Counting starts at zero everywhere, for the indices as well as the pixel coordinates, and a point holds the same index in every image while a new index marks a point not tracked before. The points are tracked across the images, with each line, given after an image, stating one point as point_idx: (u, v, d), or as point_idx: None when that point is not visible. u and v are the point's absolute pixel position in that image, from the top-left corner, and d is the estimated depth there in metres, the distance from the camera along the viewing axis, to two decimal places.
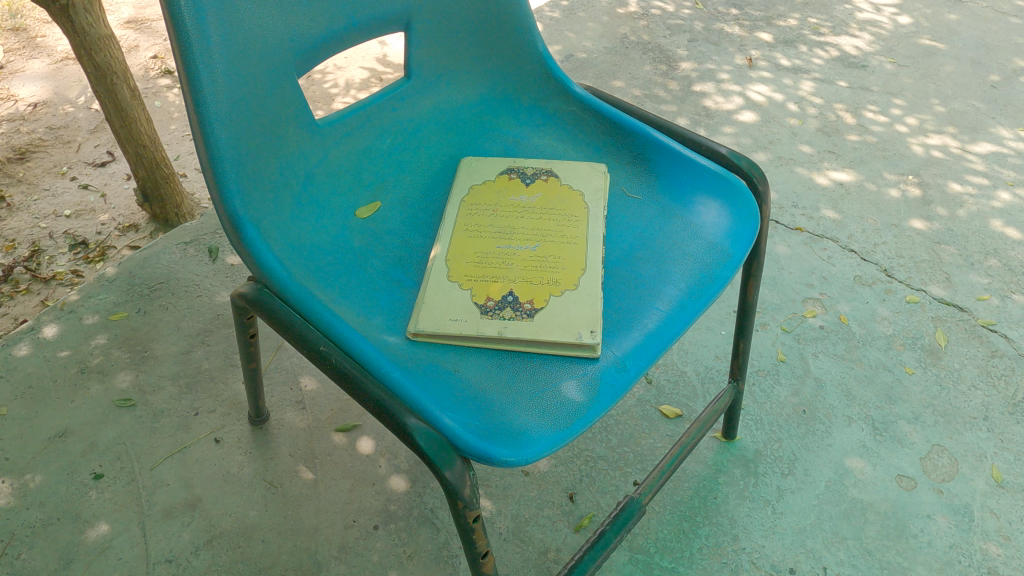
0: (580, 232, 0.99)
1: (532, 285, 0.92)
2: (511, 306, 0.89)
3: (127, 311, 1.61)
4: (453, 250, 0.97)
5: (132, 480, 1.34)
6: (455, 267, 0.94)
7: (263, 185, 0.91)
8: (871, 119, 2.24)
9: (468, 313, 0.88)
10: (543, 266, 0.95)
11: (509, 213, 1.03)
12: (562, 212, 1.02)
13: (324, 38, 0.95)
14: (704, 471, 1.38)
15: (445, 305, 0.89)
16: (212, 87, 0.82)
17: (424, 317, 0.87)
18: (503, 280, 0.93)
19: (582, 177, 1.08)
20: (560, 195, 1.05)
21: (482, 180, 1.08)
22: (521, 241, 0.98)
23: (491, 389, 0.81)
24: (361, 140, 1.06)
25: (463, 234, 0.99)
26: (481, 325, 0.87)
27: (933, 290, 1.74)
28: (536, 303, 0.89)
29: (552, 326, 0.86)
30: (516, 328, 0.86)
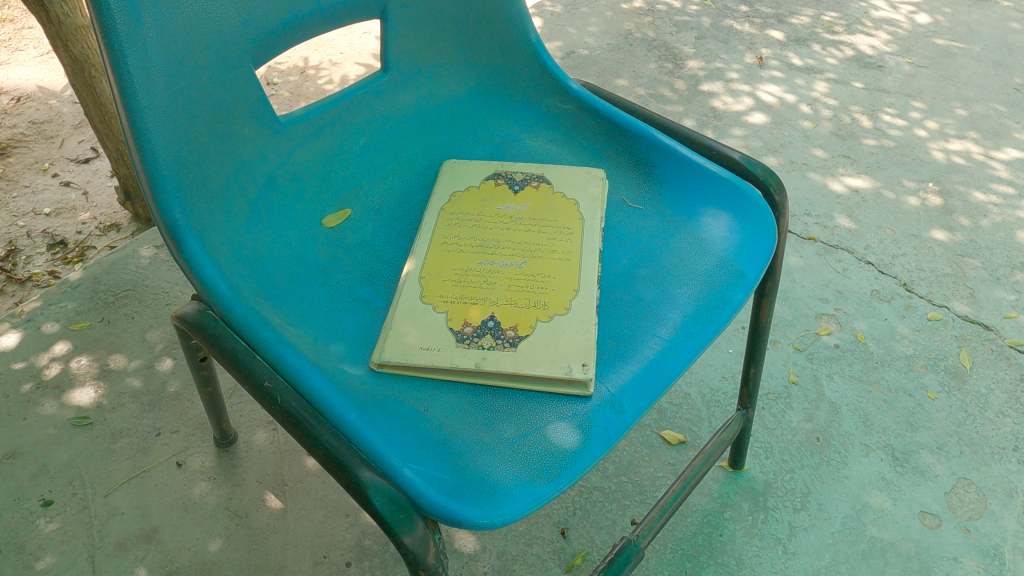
0: (573, 246, 0.88)
1: (516, 309, 0.80)
2: (491, 334, 0.78)
3: (89, 320, 1.50)
4: (428, 265, 0.85)
5: (84, 508, 1.22)
6: (430, 286, 0.83)
7: (211, 190, 0.79)
8: (888, 122, 2.12)
9: (442, 340, 0.77)
10: (529, 286, 0.83)
11: (493, 225, 0.91)
12: (553, 224, 0.91)
13: (285, 25, 0.83)
14: (709, 505, 1.27)
15: (415, 331, 0.77)
16: (143, 78, 0.70)
17: (391, 344, 0.76)
18: (484, 302, 0.81)
19: (578, 183, 0.96)
20: (552, 204, 0.94)
21: (465, 186, 0.96)
22: (505, 257, 0.87)
23: (465, 433, 0.70)
24: (330, 140, 0.94)
25: (440, 246, 0.88)
26: (456, 355, 0.75)
27: (956, 306, 1.62)
28: (520, 330, 0.78)
29: (537, 357, 0.75)
30: (495, 359, 0.75)
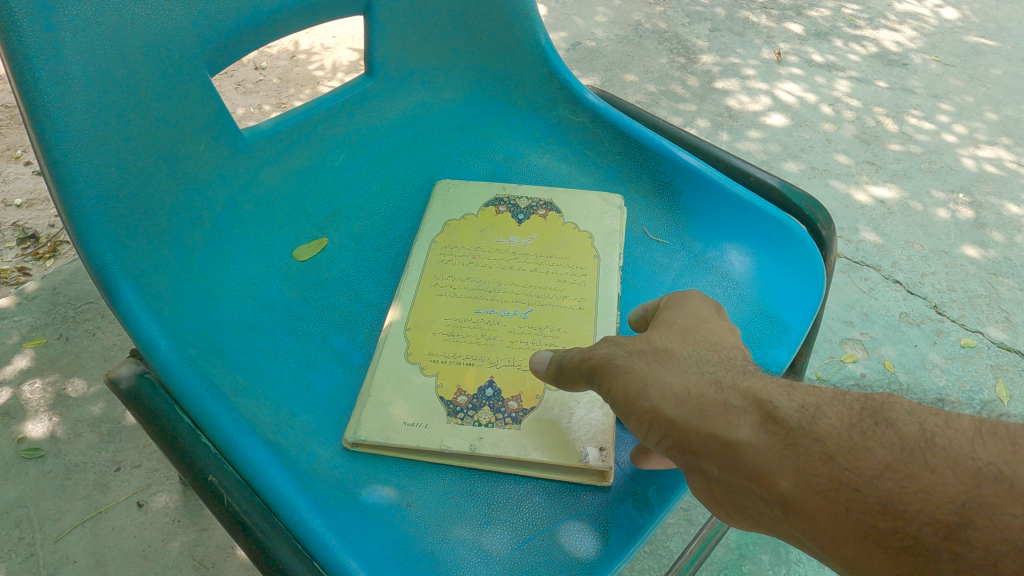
0: (586, 293, 0.76)
1: (518, 375, 0.69)
2: (489, 406, 0.66)
3: (45, 337, 1.37)
4: (415, 314, 0.73)
5: (30, 555, 1.10)
6: (418, 342, 0.71)
7: (155, 225, 0.65)
8: (915, 126, 1.99)
9: (431, 415, 0.65)
10: (533, 343, 0.71)
11: (494, 262, 0.79)
12: (564, 262, 0.79)
13: (246, 22, 0.70)
14: (726, 558, 1.15)
15: (400, 402, 0.66)
16: (60, 92, 0.55)
17: (369, 418, 0.64)
18: (480, 363, 0.70)
19: (591, 213, 0.83)
20: (562, 237, 0.81)
21: (460, 213, 0.83)
22: (508, 304, 0.75)
23: (455, 540, 0.59)
24: (302, 158, 0.81)
25: (429, 289, 0.76)
26: (447, 435, 0.64)
27: (990, 332, 1.50)
28: (524, 402, 0.66)
29: (543, 440, 0.63)
30: (495, 441, 0.63)
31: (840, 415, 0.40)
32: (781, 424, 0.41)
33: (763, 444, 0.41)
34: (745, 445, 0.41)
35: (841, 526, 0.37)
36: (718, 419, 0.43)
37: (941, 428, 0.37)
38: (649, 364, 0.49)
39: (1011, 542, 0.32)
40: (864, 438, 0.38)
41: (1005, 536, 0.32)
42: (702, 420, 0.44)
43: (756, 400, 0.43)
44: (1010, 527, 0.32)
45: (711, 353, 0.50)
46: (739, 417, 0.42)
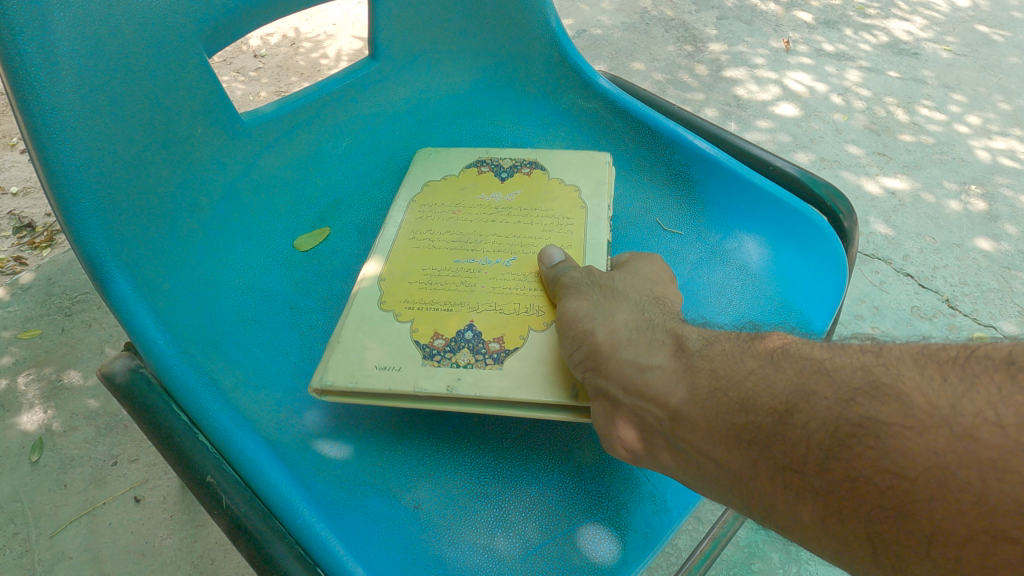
0: (574, 239, 0.72)
1: (501, 318, 0.65)
2: (469, 348, 0.62)
3: (41, 328, 1.34)
4: (393, 265, 0.70)
5: (26, 551, 1.08)
6: (391, 292, 0.68)
7: (151, 211, 0.62)
8: (926, 117, 1.95)
9: (406, 357, 0.61)
10: (517, 286, 0.68)
11: (475, 217, 0.76)
12: (551, 213, 0.76)
13: (244, 1, 0.68)
14: (735, 556, 1.13)
15: (374, 344, 0.62)
16: (46, 70, 0.52)
17: (339, 361, 0.60)
18: (460, 308, 0.66)
19: (582, 167, 0.81)
20: (546, 192, 0.79)
21: (440, 174, 0.82)
22: (489, 253, 0.71)
23: (467, 539, 0.57)
24: (303, 144, 0.79)
25: (408, 244, 0.73)
26: (422, 376, 0.60)
27: (1004, 326, 1.47)
28: (507, 344, 0.62)
29: (528, 375, 0.59)
30: (475, 381, 0.59)
31: (731, 345, 0.48)
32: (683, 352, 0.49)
33: (667, 366, 0.49)
34: (653, 367, 0.50)
35: (709, 423, 0.45)
36: (638, 349, 0.52)
37: (802, 347, 0.46)
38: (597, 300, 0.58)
39: (819, 419, 0.40)
40: (741, 357, 0.47)
41: (819, 415, 0.40)
42: (625, 346, 0.52)
43: (672, 336, 0.51)
44: (822, 406, 0.40)
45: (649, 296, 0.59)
46: (649, 347, 0.51)
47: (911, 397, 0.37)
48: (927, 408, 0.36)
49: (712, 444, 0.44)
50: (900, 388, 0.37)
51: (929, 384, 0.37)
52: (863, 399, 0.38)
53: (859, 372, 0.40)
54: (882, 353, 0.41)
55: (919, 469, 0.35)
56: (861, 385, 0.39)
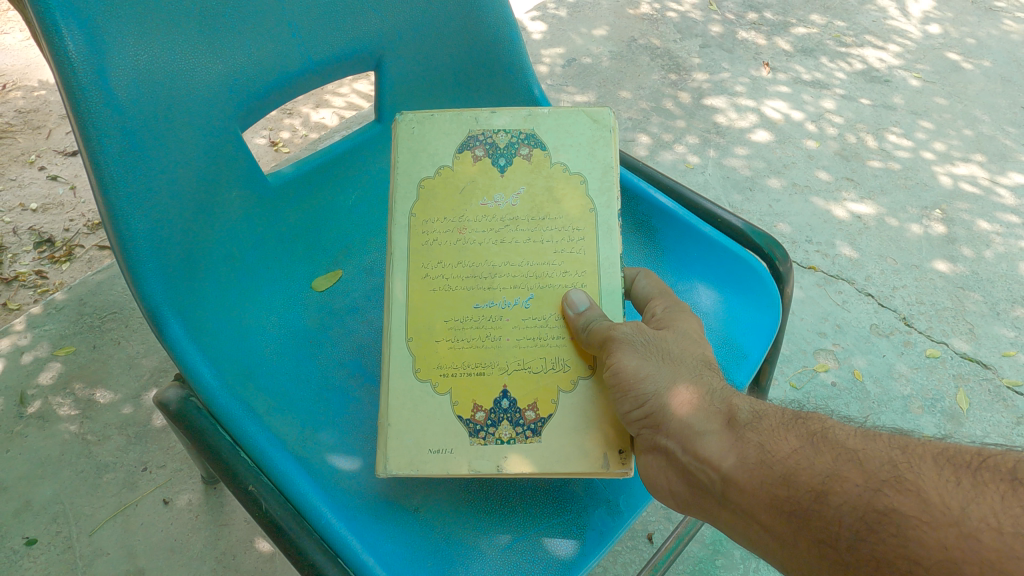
0: (587, 259, 0.79)
1: (532, 379, 0.75)
2: (508, 420, 0.74)
3: (75, 345, 1.47)
4: (413, 317, 0.77)
5: (68, 548, 1.21)
6: (421, 358, 0.76)
7: (196, 265, 0.76)
8: (894, 143, 2.08)
9: (454, 439, 0.73)
10: (539, 330, 0.77)
11: (483, 234, 0.81)
12: (557, 222, 0.81)
13: (274, 85, 0.82)
14: (700, 552, 1.26)
15: (419, 428, 0.73)
16: (121, 164, 0.68)
17: (395, 453, 0.71)
18: (490, 369, 0.76)
19: (583, 148, 0.83)
20: (547, 184, 0.82)
21: (434, 167, 0.82)
22: (507, 293, 0.79)
23: (459, 538, 0.71)
24: (320, 199, 0.92)
25: (420, 286, 0.78)
26: (473, 458, 0.72)
27: (955, 343, 1.61)
28: (540, 411, 0.74)
29: (565, 447, 0.73)
30: (519, 459, 0.72)
31: (776, 420, 0.61)
32: (734, 424, 0.61)
33: (720, 435, 0.61)
34: (708, 434, 0.61)
35: (754, 488, 0.57)
36: (697, 417, 0.63)
37: (836, 432, 0.57)
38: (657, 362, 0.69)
39: (849, 501, 0.52)
40: (788, 433, 0.59)
41: (848, 499, 0.52)
42: (685, 414, 0.64)
43: (728, 410, 0.63)
44: (852, 491, 0.52)
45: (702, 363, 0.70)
46: (707, 415, 0.63)
47: (927, 495, 0.49)
48: (943, 509, 0.47)
49: (757, 509, 0.56)
50: (918, 487, 0.49)
51: (944, 487, 0.49)
52: (888, 491, 0.50)
53: (887, 466, 0.52)
54: (905, 448, 0.53)
55: (932, 559, 0.46)
56: (887, 478, 0.51)
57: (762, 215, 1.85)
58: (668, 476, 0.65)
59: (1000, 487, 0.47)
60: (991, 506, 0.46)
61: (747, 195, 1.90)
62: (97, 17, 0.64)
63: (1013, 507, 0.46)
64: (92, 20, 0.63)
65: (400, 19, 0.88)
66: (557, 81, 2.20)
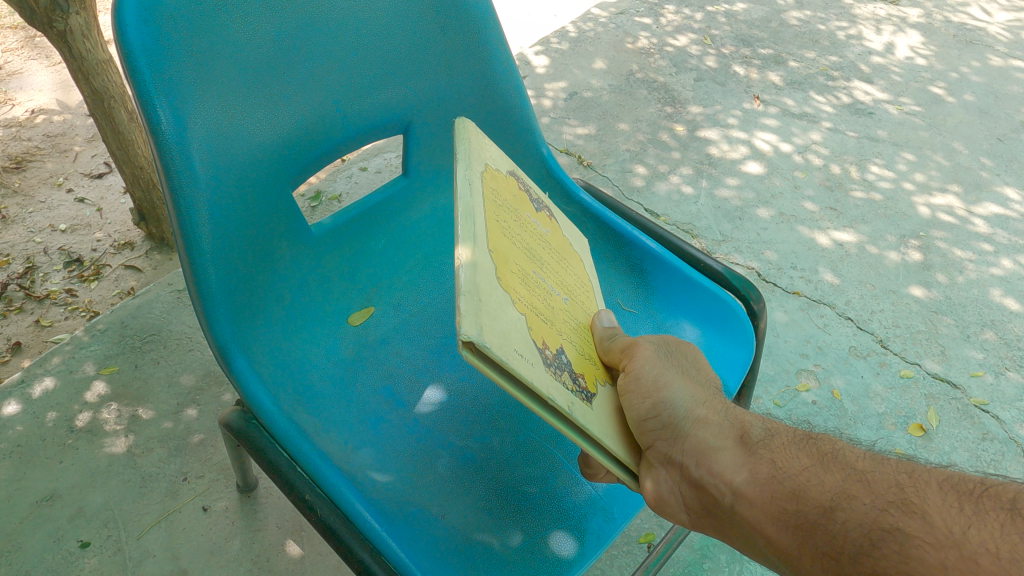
0: (592, 304, 0.91)
1: (576, 353, 0.76)
2: (568, 373, 0.70)
3: (119, 365, 1.61)
4: (493, 238, 0.74)
5: (118, 550, 1.33)
6: (499, 269, 0.71)
7: (252, 308, 0.91)
8: (876, 174, 2.22)
9: (532, 356, 0.65)
10: (574, 327, 0.81)
11: (530, 231, 0.87)
12: (574, 264, 0.93)
13: (321, 151, 0.96)
14: (689, 556, 1.39)
15: (506, 324, 0.64)
16: (201, 227, 0.82)
17: (490, 330, 0.60)
18: (551, 324, 0.74)
19: (580, 241, 1.02)
20: (565, 241, 0.96)
21: (494, 164, 0.89)
22: (552, 283, 0.83)
23: (479, 540, 0.84)
24: (356, 245, 1.06)
25: (495, 223, 0.77)
26: (551, 385, 0.64)
27: (927, 364, 1.74)
28: (588, 384, 0.73)
29: (605, 424, 0.70)
30: (584, 411, 0.67)
31: (787, 440, 0.68)
32: (747, 442, 0.69)
33: (734, 451, 0.68)
34: (723, 450, 0.69)
35: (765, 501, 0.64)
36: (713, 434, 0.70)
37: (846, 455, 0.65)
38: (678, 378, 0.76)
39: (856, 518, 0.58)
40: (798, 452, 0.66)
41: (853, 517, 0.58)
42: (701, 429, 0.71)
43: (742, 429, 0.71)
44: (859, 509, 0.59)
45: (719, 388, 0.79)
46: (721, 432, 0.71)
47: (930, 517, 0.54)
48: (943, 531, 0.53)
49: (765, 520, 0.63)
50: (923, 509, 0.55)
51: (948, 511, 0.54)
52: (895, 511, 0.56)
53: (894, 489, 0.58)
54: (910, 474, 0.60)
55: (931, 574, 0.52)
56: (894, 499, 0.57)
57: (751, 243, 1.99)
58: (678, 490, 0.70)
59: (1001, 515, 0.52)
60: (992, 532, 0.51)
61: (737, 224, 2.04)
62: (189, 113, 0.78)
63: (1010, 533, 0.51)
64: (185, 116, 0.78)
65: (432, 75, 1.02)
66: (559, 114, 2.35)
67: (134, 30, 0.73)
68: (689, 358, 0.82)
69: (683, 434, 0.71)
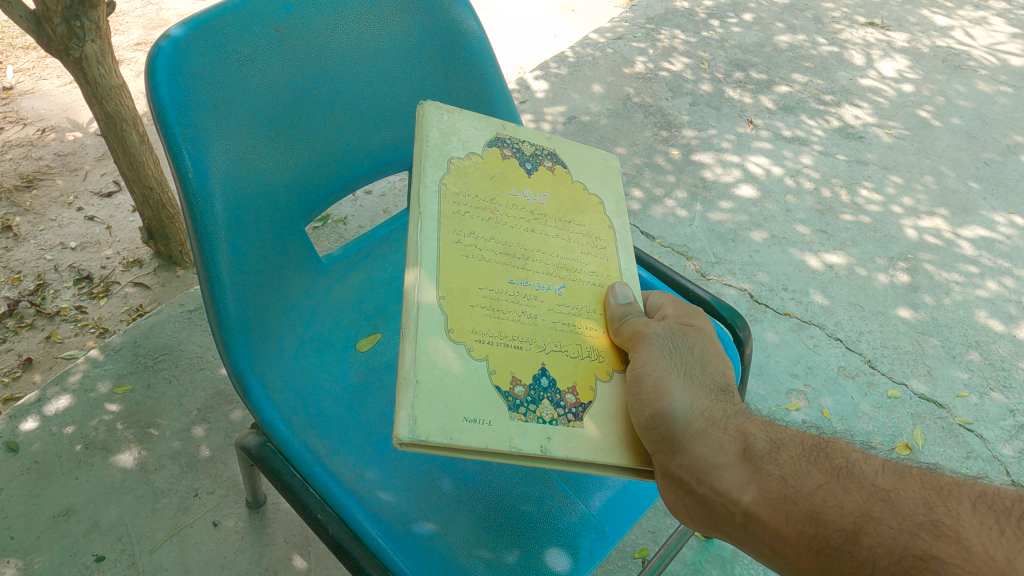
0: (611, 267, 0.90)
1: (566, 361, 0.79)
2: (548, 400, 0.76)
3: (132, 384, 1.67)
4: (445, 272, 0.78)
5: (132, 563, 1.38)
6: (454, 318, 0.76)
7: (268, 338, 0.97)
8: (865, 197, 2.29)
9: (491, 412, 0.71)
10: (572, 321, 0.82)
11: (515, 217, 0.88)
12: (583, 227, 0.91)
13: (331, 191, 1.03)
14: (683, 571, 1.44)
15: (453, 394, 0.70)
16: (222, 265, 0.87)
17: (426, 420, 0.67)
18: (529, 344, 0.78)
19: (600, 176, 0.98)
20: (573, 195, 0.93)
21: (462, 152, 0.89)
22: (541, 278, 0.84)
23: (478, 557, 0.88)
24: (362, 274, 1.16)
25: (452, 246, 0.80)
26: (516, 436, 0.70)
27: (914, 384, 1.79)
28: (581, 397, 0.77)
29: (605, 434, 0.75)
30: (564, 442, 0.72)
31: (793, 451, 0.66)
32: (749, 454, 0.66)
33: (738, 464, 0.66)
34: (727, 464, 0.67)
35: (779, 523, 0.62)
36: (715, 446, 0.69)
37: (861, 466, 0.62)
38: (676, 379, 0.75)
39: (882, 544, 0.56)
40: (808, 465, 0.64)
41: (880, 542, 0.56)
42: (703, 442, 0.69)
43: (745, 438, 0.68)
44: (886, 533, 0.56)
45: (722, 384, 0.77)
46: (723, 443, 0.68)
47: (968, 543, 0.52)
48: (984, 559, 0.51)
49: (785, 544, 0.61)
50: (958, 533, 0.53)
51: (987, 535, 0.52)
52: (926, 536, 0.54)
53: (921, 509, 0.56)
54: (939, 489, 0.57)
55: None
56: (924, 522, 0.55)
57: (743, 265, 2.05)
58: (684, 505, 0.70)
59: None
60: None
61: (730, 246, 2.10)
62: (214, 158, 0.84)
63: None
64: (208, 162, 0.83)
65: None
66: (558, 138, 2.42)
67: (165, 87, 0.79)
68: (689, 347, 0.80)
69: (682, 449, 0.70)
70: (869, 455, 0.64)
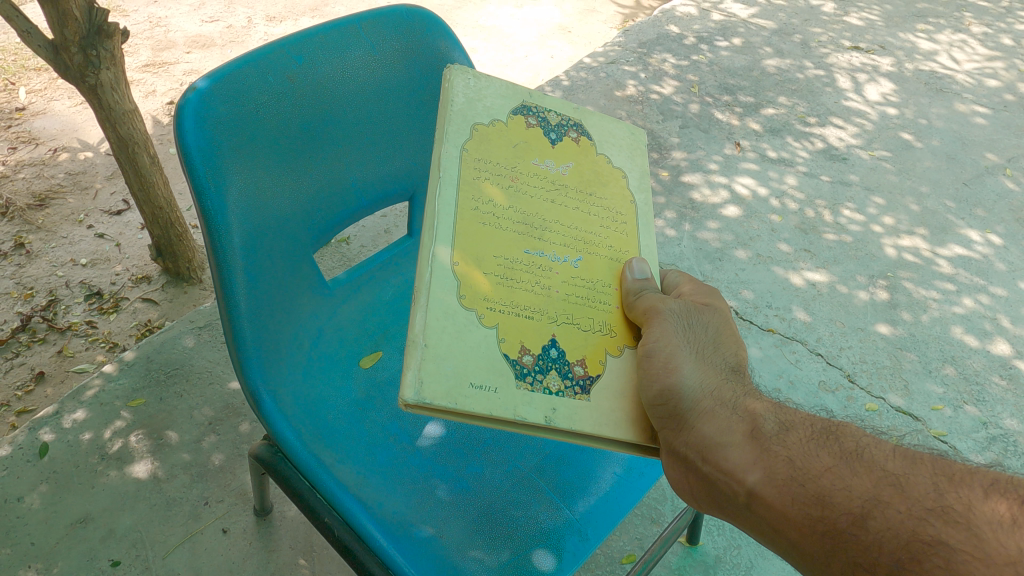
0: (630, 242, 0.96)
1: (576, 334, 0.88)
2: (556, 371, 0.85)
3: (145, 398, 1.76)
4: (462, 238, 0.86)
5: (146, 568, 1.46)
6: (468, 285, 0.84)
7: (280, 356, 1.06)
8: (847, 218, 2.38)
9: (498, 379, 0.81)
10: (584, 297, 0.90)
11: (536, 187, 0.94)
12: (602, 200, 0.97)
13: (339, 219, 1.12)
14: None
15: (459, 361, 0.80)
16: (239, 289, 0.96)
17: (431, 384, 0.77)
18: (540, 317, 0.87)
19: (625, 150, 1.03)
20: (591, 168, 0.98)
21: (488, 119, 0.94)
22: (557, 250, 0.91)
23: (471, 555, 0.97)
24: (366, 294, 1.24)
25: (473, 216, 0.88)
26: (520, 405, 0.80)
27: (891, 398, 1.87)
28: (588, 368, 0.86)
29: (612, 409, 0.84)
30: (568, 414, 0.82)
31: (802, 437, 0.72)
32: (758, 437, 0.73)
33: (747, 447, 0.73)
34: (736, 446, 0.73)
35: (785, 503, 0.68)
36: (725, 428, 0.75)
37: (872, 454, 0.67)
38: (689, 361, 0.83)
39: (889, 528, 0.60)
40: (818, 450, 0.69)
41: (886, 524, 0.61)
42: (713, 423, 0.76)
43: (756, 424, 0.75)
44: (893, 517, 0.61)
45: (735, 374, 0.84)
46: (732, 426, 0.75)
47: (974, 529, 0.56)
48: (987, 545, 0.55)
49: (788, 522, 0.67)
50: (966, 520, 0.57)
51: (993, 522, 0.56)
52: (934, 521, 0.59)
53: (931, 494, 0.61)
54: (949, 477, 0.62)
55: None
56: (933, 508, 0.59)
57: (729, 282, 2.14)
58: (688, 479, 0.77)
59: None
60: None
61: (717, 265, 2.19)
62: (233, 197, 0.93)
63: None
64: (228, 200, 0.92)
65: (419, 158, 1.21)
66: None
67: (192, 134, 0.88)
68: (704, 332, 0.87)
69: (689, 427, 0.77)
70: (879, 444, 0.69)
